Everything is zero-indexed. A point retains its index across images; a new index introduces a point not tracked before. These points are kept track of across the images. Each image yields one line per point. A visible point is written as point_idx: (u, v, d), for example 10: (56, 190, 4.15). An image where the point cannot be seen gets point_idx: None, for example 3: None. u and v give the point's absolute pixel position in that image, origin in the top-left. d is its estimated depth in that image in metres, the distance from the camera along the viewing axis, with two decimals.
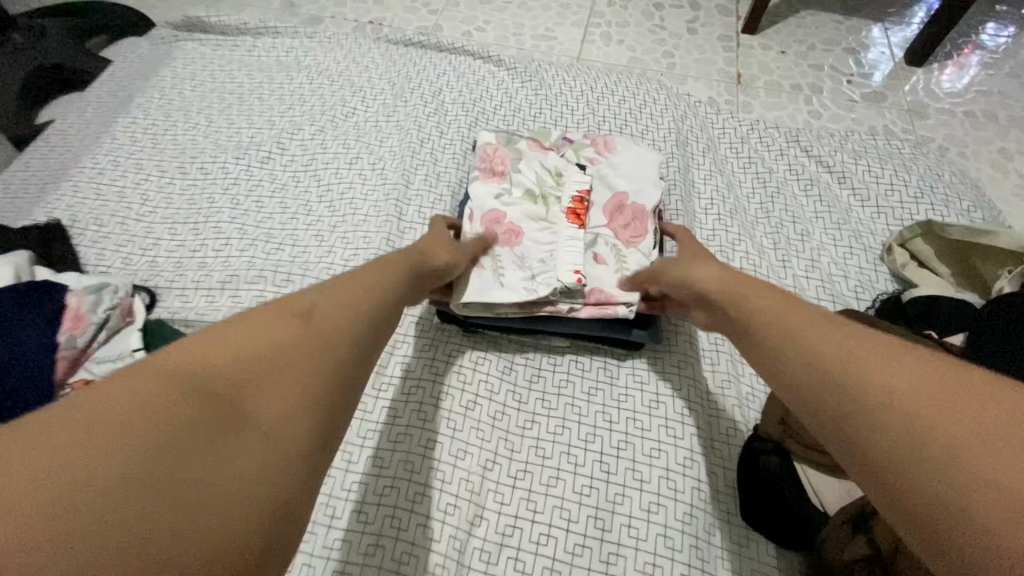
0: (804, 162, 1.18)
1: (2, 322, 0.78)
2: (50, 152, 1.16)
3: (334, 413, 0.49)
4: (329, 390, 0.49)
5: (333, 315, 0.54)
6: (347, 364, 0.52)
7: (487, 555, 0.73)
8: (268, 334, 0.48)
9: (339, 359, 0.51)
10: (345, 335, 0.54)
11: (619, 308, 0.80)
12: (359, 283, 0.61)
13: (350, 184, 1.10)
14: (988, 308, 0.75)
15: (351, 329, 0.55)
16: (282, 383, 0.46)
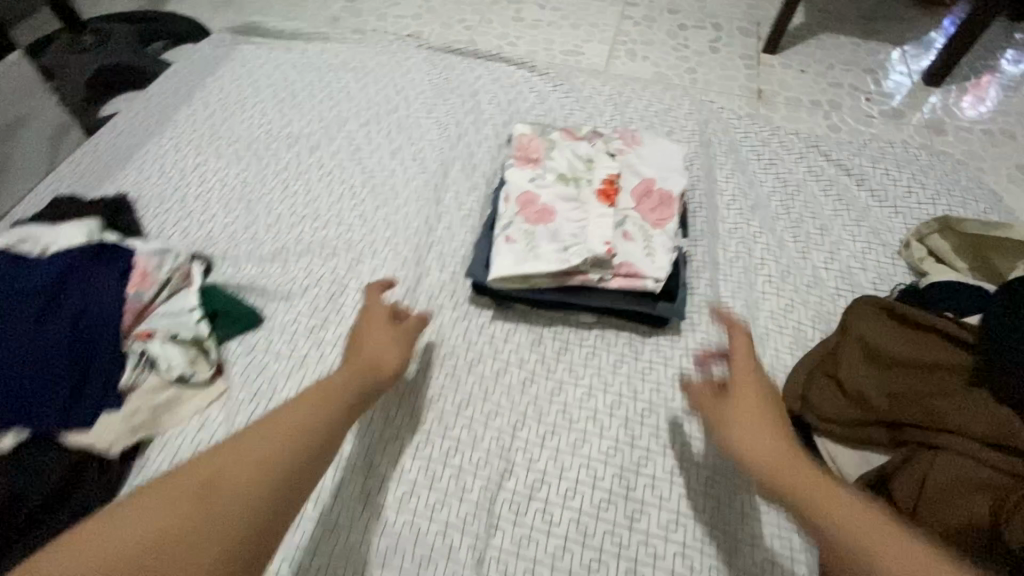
0: (824, 165, 1.23)
1: (80, 277, 0.87)
2: (117, 138, 1.26)
3: (260, 541, 0.48)
4: (255, 525, 0.48)
5: (266, 443, 0.53)
6: (322, 453, 0.57)
7: (517, 506, 0.76)
8: (196, 483, 0.49)
9: (270, 488, 0.51)
10: (329, 420, 0.59)
11: (646, 281, 0.86)
12: (305, 402, 0.60)
13: (391, 170, 1.17)
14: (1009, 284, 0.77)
15: (320, 420, 0.59)
16: (202, 530, 0.46)
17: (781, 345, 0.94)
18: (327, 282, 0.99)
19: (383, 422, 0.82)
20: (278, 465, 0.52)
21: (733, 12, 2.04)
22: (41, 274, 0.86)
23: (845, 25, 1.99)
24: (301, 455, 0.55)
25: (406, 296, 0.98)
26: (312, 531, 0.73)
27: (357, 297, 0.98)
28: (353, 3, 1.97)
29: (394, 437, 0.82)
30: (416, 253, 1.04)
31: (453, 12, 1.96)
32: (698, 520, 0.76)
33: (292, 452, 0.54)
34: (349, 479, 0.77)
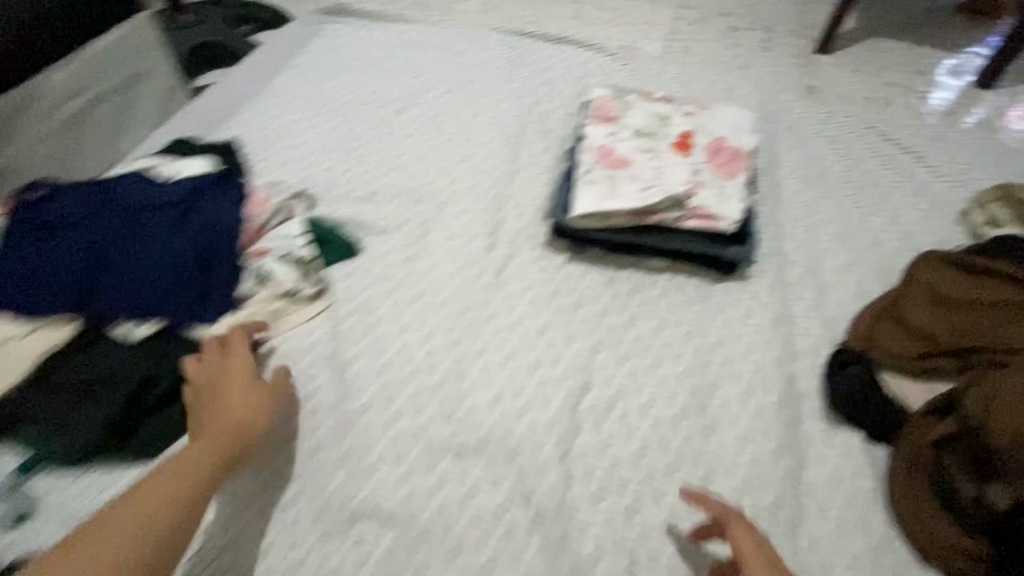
0: (882, 143, 1.28)
1: (206, 196, 0.97)
2: (218, 95, 1.37)
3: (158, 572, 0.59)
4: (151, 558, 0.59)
5: (158, 496, 0.63)
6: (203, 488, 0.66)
7: (597, 414, 0.82)
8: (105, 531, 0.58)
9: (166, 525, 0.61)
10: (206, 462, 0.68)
11: (721, 222, 0.93)
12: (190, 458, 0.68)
13: (471, 130, 1.25)
14: None
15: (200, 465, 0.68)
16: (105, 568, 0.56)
17: (844, 296, 0.99)
18: (416, 222, 1.08)
19: (249, 498, 0.75)
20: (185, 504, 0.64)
21: (784, 17, 2.11)
22: (174, 188, 0.95)
23: (894, 31, 2.05)
24: (194, 492, 0.65)
25: (488, 236, 1.06)
26: (412, 421, 0.81)
27: (442, 236, 1.06)
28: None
29: (256, 517, 0.74)
30: (496, 200, 1.11)
31: (515, 7, 2.08)
32: (767, 437, 0.81)
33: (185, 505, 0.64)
34: (218, 548, 0.71)
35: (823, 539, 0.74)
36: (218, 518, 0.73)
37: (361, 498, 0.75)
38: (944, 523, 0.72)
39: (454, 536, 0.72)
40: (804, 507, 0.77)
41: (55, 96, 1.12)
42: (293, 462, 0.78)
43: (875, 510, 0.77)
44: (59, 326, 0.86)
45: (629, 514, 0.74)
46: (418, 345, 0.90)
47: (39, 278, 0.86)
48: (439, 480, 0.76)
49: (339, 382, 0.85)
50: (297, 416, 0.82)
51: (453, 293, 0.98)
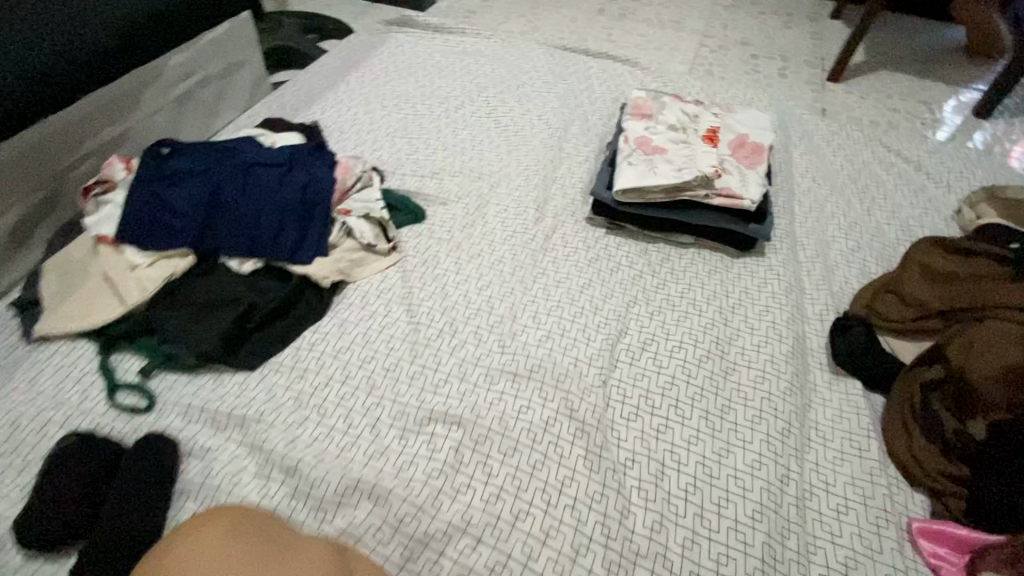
0: (886, 154, 1.43)
1: (304, 164, 1.13)
2: (299, 88, 1.57)
3: None
4: None
5: None
6: None
7: (632, 353, 0.95)
8: None
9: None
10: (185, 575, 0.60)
11: (744, 201, 1.07)
12: None
13: (521, 125, 1.42)
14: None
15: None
16: None
17: (848, 275, 1.13)
18: (475, 196, 1.24)
19: (280, 403, 0.87)
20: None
21: (800, 49, 2.30)
22: (278, 154, 1.13)
23: (901, 65, 2.23)
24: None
25: (537, 211, 1.21)
26: (474, 349, 0.95)
27: (497, 208, 1.22)
28: (470, 17, 2.32)
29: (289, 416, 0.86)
30: (544, 182, 1.27)
31: (554, 30, 2.29)
32: (781, 378, 0.94)
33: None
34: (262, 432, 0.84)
35: (827, 464, 0.85)
36: (266, 416, 0.85)
37: (430, 405, 0.87)
38: (932, 453, 0.84)
39: (509, 437, 0.83)
40: (811, 438, 0.88)
41: (171, 77, 1.32)
42: (371, 375, 0.91)
43: (873, 443, 0.88)
44: (178, 256, 1.01)
45: (660, 430, 0.86)
46: (477, 292, 1.05)
47: (166, 216, 1.02)
48: (497, 395, 0.89)
49: (410, 317, 1.00)
50: (375, 340, 0.96)
51: (507, 254, 1.12)
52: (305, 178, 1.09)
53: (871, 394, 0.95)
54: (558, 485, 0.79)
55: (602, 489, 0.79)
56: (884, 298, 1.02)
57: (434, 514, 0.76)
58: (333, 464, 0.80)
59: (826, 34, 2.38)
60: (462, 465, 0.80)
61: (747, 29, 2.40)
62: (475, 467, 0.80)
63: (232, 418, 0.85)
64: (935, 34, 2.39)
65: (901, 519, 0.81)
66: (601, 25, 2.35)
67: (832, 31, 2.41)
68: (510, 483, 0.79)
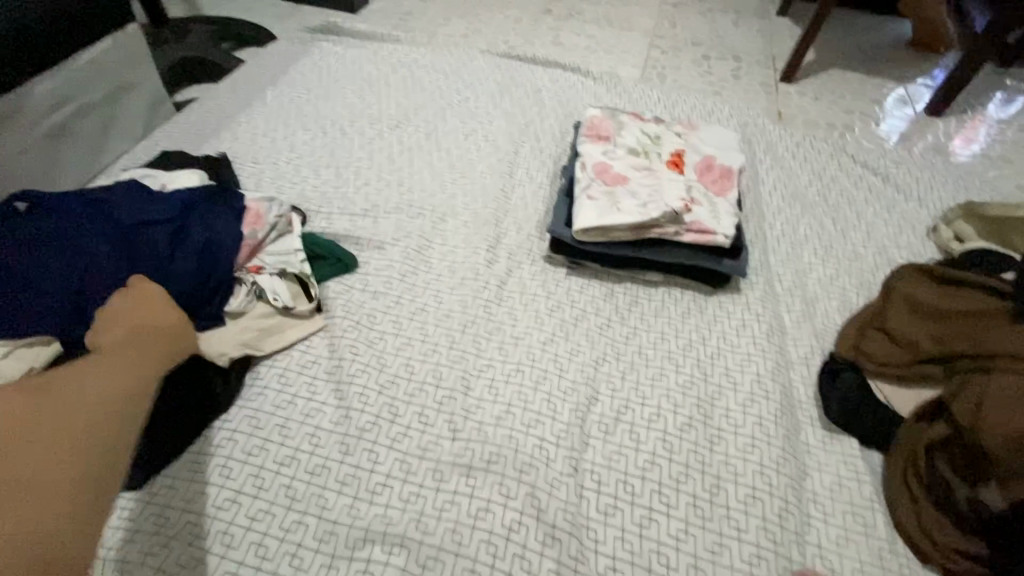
0: (854, 166, 1.36)
1: (203, 213, 0.93)
2: (205, 111, 1.35)
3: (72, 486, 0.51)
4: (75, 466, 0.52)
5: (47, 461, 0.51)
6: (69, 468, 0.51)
7: (605, 426, 0.82)
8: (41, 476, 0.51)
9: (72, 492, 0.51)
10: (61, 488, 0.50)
11: (717, 236, 0.96)
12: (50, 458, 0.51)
13: (466, 148, 1.26)
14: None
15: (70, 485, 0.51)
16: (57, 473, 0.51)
17: (830, 308, 1.03)
18: (415, 237, 1.07)
19: (172, 539, 0.69)
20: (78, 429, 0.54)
21: (752, 48, 2.24)
22: (171, 204, 0.92)
23: (852, 63, 2.20)
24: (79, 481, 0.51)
25: (488, 251, 1.06)
26: (419, 437, 0.79)
27: (441, 250, 1.06)
28: (407, 20, 2.14)
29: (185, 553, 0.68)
30: (494, 216, 1.12)
31: (498, 33, 2.14)
32: (772, 444, 0.83)
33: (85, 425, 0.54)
34: None
35: (831, 546, 0.75)
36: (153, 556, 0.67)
37: (366, 521, 0.71)
38: (943, 527, 0.74)
39: (465, 556, 0.69)
40: (810, 513, 0.78)
41: (38, 109, 1.10)
42: (291, 484, 0.74)
43: (878, 517, 0.79)
44: (40, 345, 0.78)
45: (643, 526, 0.73)
46: (421, 360, 0.89)
47: (22, 292, 0.80)
48: (448, 498, 0.73)
49: (340, 400, 0.83)
50: (296, 435, 0.79)
51: (456, 307, 0.97)
52: (205, 235, 0.90)
53: (868, 451, 0.86)
54: None
55: None
56: (873, 336, 0.92)
57: None
58: None
59: (777, 33, 2.33)
60: None
61: (698, 28, 2.32)
62: None
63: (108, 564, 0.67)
64: (881, 31, 2.37)
65: None
66: (547, 27, 2.22)
67: (781, 29, 2.35)
68: None
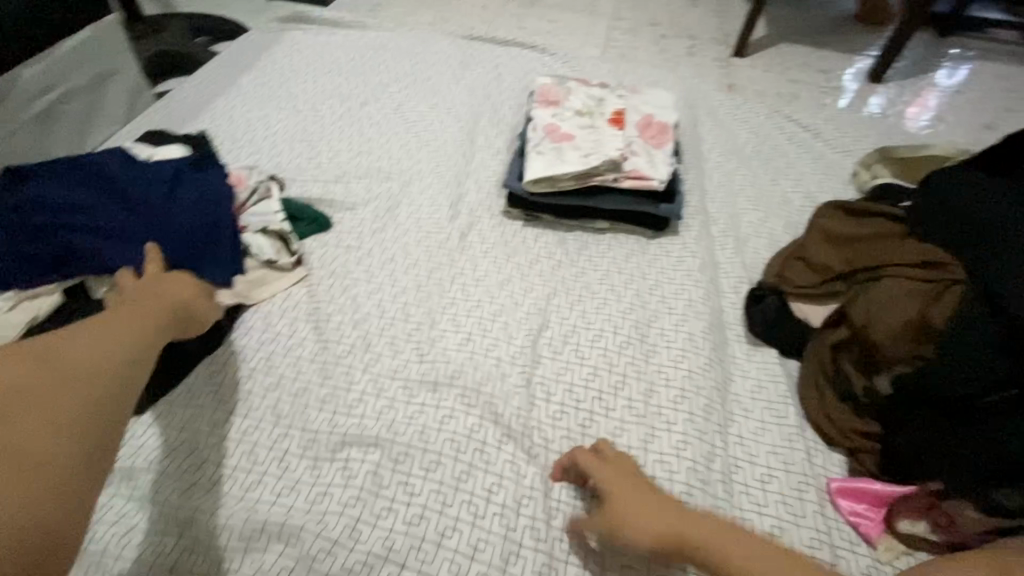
0: (789, 124, 1.48)
1: (190, 176, 1.02)
2: (185, 96, 1.44)
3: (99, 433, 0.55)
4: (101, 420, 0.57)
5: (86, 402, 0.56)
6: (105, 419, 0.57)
7: (554, 347, 0.93)
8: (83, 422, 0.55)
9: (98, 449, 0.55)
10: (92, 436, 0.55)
11: (653, 181, 1.07)
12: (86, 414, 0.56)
13: (431, 120, 1.37)
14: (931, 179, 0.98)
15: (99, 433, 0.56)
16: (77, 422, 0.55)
17: (759, 245, 1.15)
18: (384, 199, 1.17)
19: (173, 449, 0.79)
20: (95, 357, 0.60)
21: (706, 26, 2.36)
22: (157, 169, 1.00)
23: (800, 38, 2.33)
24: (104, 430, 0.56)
25: (451, 208, 1.16)
26: (389, 362, 0.90)
27: (408, 209, 1.16)
28: (375, 10, 2.23)
29: (187, 460, 0.78)
30: (457, 178, 1.23)
31: (464, 20, 2.24)
32: (701, 355, 0.94)
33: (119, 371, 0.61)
34: (159, 480, 0.76)
35: (750, 435, 0.87)
36: (159, 463, 0.77)
37: (344, 429, 0.82)
38: (844, 412, 0.87)
39: (431, 451, 0.79)
40: (733, 411, 0.90)
41: (25, 92, 1.18)
42: (277, 403, 0.85)
43: (791, 409, 0.91)
44: (44, 296, 0.90)
45: (585, 425, 0.85)
46: (392, 300, 0.99)
47: (28, 247, 0.90)
48: (416, 408, 0.84)
49: (318, 335, 0.93)
50: (280, 364, 0.89)
51: (422, 256, 1.07)
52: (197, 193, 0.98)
53: (787, 360, 0.98)
54: (485, 494, 0.76)
55: (530, 493, 0.77)
56: (793, 264, 1.03)
57: (352, 545, 0.71)
58: (236, 508, 0.74)
59: (730, 11, 2.46)
60: (381, 488, 0.76)
61: (655, 10, 2.44)
62: (396, 488, 0.76)
63: (118, 471, 0.76)
64: (828, 7, 2.51)
65: (821, 480, 0.84)
66: (511, 13, 2.32)
67: (734, 8, 2.48)
68: (434, 499, 0.75)
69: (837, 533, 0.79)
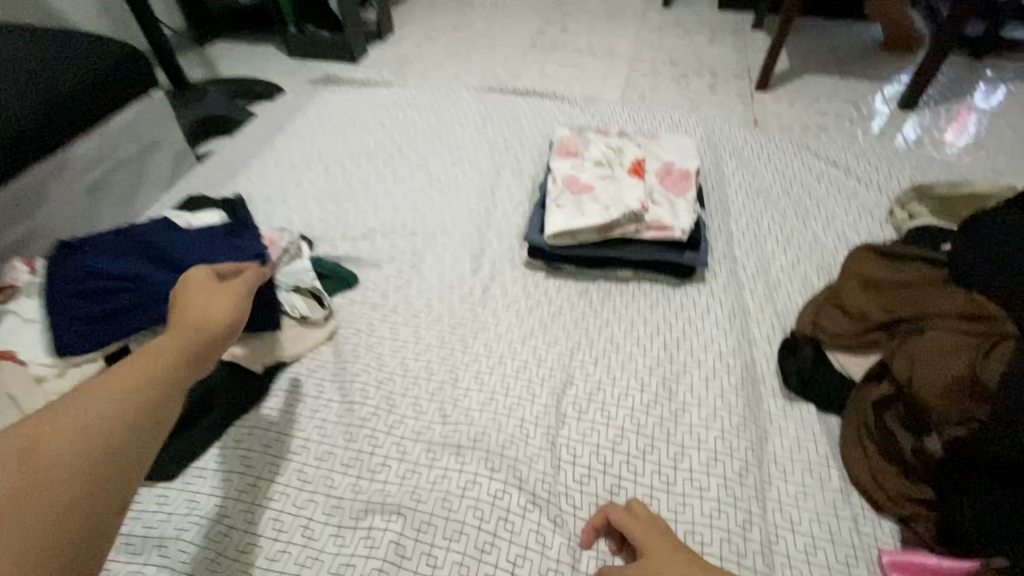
0: (816, 161, 1.45)
1: (226, 238, 1.06)
2: (224, 159, 1.52)
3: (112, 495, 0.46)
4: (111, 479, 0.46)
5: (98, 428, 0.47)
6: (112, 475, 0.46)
7: (579, 406, 0.91)
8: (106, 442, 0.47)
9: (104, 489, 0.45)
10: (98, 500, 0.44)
11: (675, 231, 1.06)
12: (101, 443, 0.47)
13: (454, 173, 1.40)
14: (971, 224, 0.92)
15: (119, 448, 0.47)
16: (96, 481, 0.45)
17: (792, 291, 1.11)
18: (408, 254, 1.20)
19: (204, 516, 0.80)
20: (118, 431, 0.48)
21: (727, 62, 2.37)
22: (195, 236, 1.05)
23: (826, 68, 2.31)
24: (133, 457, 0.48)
25: (473, 261, 1.17)
26: (413, 424, 0.89)
27: (432, 264, 1.18)
28: (403, 66, 2.33)
29: (215, 528, 0.79)
30: (479, 231, 1.24)
31: (487, 70, 2.31)
32: (733, 413, 0.91)
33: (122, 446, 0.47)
34: (188, 547, 0.77)
35: (790, 500, 0.83)
36: (191, 530, 0.78)
37: (367, 495, 0.81)
38: (891, 474, 0.81)
39: (454, 520, 0.78)
40: (771, 473, 0.85)
41: (79, 168, 1.27)
42: (303, 468, 0.85)
43: (833, 471, 0.86)
44: (89, 362, 0.95)
45: (614, 491, 0.82)
46: (415, 358, 0.99)
47: (76, 317, 0.95)
48: (440, 472, 0.83)
49: (344, 396, 0.94)
50: (306, 427, 0.90)
51: (445, 311, 1.08)
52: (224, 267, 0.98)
53: (826, 416, 0.93)
54: (509, 566, 0.74)
55: (556, 566, 0.74)
56: (830, 312, 0.99)
57: None
58: None
59: (751, 46, 2.46)
60: (404, 559, 0.74)
61: (676, 48, 2.46)
62: (419, 559, 0.74)
63: (149, 539, 0.78)
64: (853, 35, 2.48)
65: (871, 552, 0.77)
66: (532, 60, 2.39)
67: (756, 42, 2.48)
68: (457, 572, 0.74)
69: None
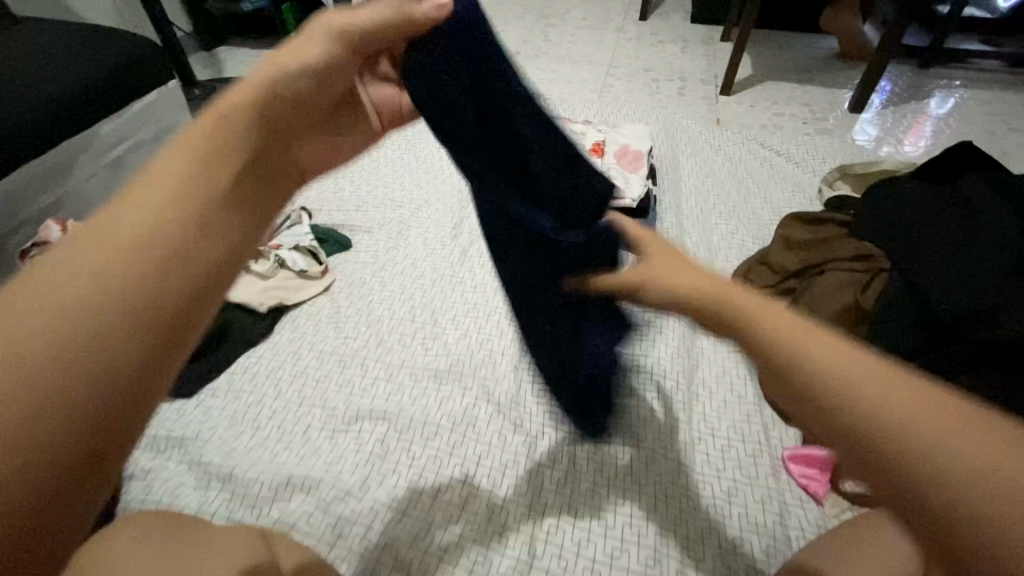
0: (762, 150, 1.63)
1: None
2: None
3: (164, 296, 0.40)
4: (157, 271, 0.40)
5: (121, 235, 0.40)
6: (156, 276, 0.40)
7: None
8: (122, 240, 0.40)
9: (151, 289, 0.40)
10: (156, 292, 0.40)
11: (626, 201, 1.23)
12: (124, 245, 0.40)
13: (438, 156, 1.57)
14: (872, 192, 1.10)
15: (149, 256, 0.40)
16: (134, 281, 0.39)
17: (729, 255, 1.28)
18: (396, 223, 1.36)
19: (219, 422, 0.95)
20: (156, 254, 0.41)
21: (695, 69, 2.57)
22: None
23: (784, 75, 2.52)
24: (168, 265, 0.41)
25: (454, 229, 1.33)
26: (398, 354, 1.04)
27: (417, 230, 1.33)
28: None
29: (227, 431, 0.93)
30: (460, 204, 1.41)
31: None
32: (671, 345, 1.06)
33: (146, 241, 0.41)
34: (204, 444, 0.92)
35: (712, 412, 0.97)
36: (208, 432, 0.93)
37: (358, 406, 0.96)
38: None
39: (430, 424, 0.93)
40: (698, 391, 1.01)
41: (104, 144, 1.43)
42: (302, 387, 1.00)
43: (749, 388, 1.01)
44: None
45: None
46: (401, 305, 1.15)
47: None
48: (421, 390, 0.98)
49: (338, 333, 1.09)
50: (306, 356, 1.05)
51: (428, 268, 1.23)
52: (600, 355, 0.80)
53: None
54: (476, 458, 0.89)
55: (515, 458, 0.89)
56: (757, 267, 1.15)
57: (362, 496, 0.84)
58: (268, 467, 0.88)
59: (718, 55, 2.67)
60: (388, 453, 0.89)
61: (649, 57, 2.67)
62: (401, 453, 0.89)
63: (171, 440, 0.92)
64: (811, 47, 2.70)
65: (776, 450, 0.93)
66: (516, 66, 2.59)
67: (722, 52, 2.70)
68: (432, 462, 0.88)
69: (788, 492, 0.87)
